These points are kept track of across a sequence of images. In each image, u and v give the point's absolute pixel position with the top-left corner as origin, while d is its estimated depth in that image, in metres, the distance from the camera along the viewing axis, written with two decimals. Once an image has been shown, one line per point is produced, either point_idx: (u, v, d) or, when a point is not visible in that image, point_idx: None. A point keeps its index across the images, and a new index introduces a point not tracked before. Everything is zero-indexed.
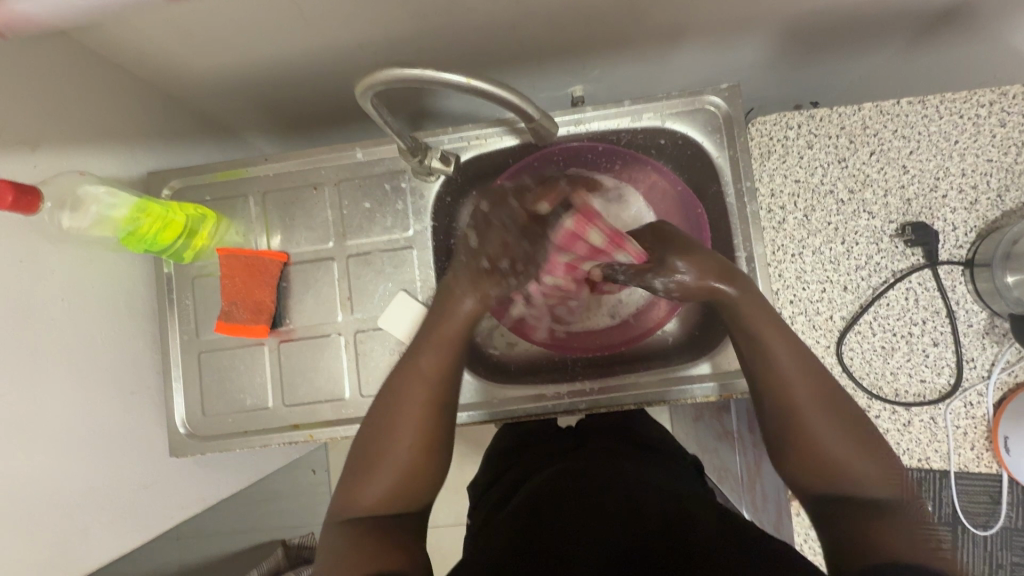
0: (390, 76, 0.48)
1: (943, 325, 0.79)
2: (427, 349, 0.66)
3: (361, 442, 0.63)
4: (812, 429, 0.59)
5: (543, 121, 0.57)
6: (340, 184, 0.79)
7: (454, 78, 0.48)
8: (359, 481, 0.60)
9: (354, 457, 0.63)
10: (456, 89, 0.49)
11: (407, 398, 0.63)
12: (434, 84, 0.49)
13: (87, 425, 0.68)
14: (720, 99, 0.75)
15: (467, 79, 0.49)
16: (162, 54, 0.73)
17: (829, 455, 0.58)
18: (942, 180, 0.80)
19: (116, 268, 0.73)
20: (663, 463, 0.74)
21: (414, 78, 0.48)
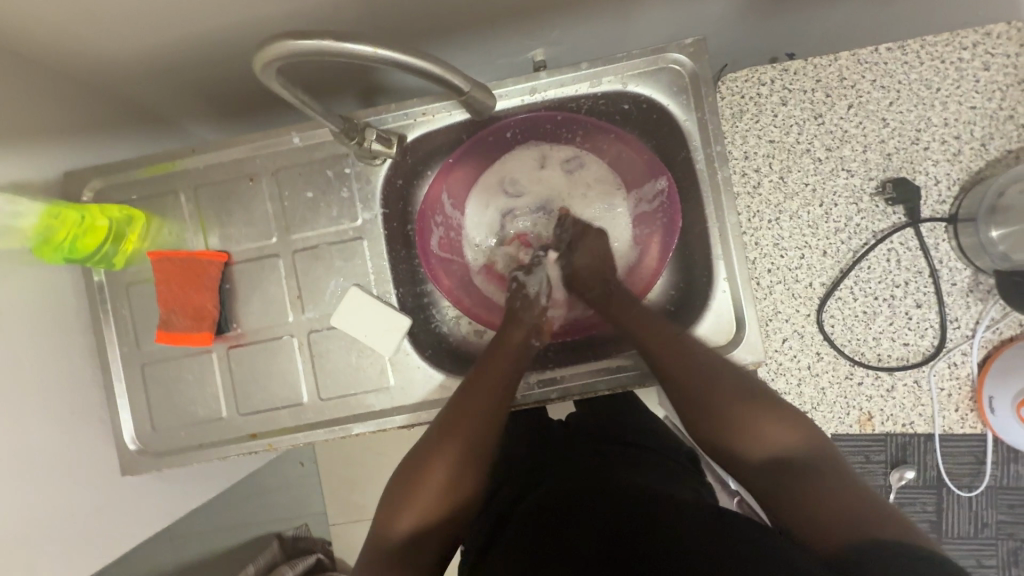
0: (285, 48, 0.41)
1: (927, 285, 0.76)
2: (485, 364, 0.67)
3: (402, 470, 0.63)
4: (717, 409, 0.61)
5: (476, 91, 0.51)
6: (278, 174, 0.72)
7: (358, 48, 0.41)
8: (397, 509, 0.61)
9: (393, 485, 0.63)
10: (364, 61, 0.42)
11: (461, 425, 0.63)
12: (338, 56, 0.42)
13: (25, 452, 0.64)
14: (685, 57, 0.69)
15: (375, 48, 0.42)
16: (65, 38, 0.65)
17: (750, 438, 0.58)
18: (923, 131, 0.75)
19: (39, 281, 0.67)
20: (645, 459, 0.70)
21: (313, 50, 0.41)
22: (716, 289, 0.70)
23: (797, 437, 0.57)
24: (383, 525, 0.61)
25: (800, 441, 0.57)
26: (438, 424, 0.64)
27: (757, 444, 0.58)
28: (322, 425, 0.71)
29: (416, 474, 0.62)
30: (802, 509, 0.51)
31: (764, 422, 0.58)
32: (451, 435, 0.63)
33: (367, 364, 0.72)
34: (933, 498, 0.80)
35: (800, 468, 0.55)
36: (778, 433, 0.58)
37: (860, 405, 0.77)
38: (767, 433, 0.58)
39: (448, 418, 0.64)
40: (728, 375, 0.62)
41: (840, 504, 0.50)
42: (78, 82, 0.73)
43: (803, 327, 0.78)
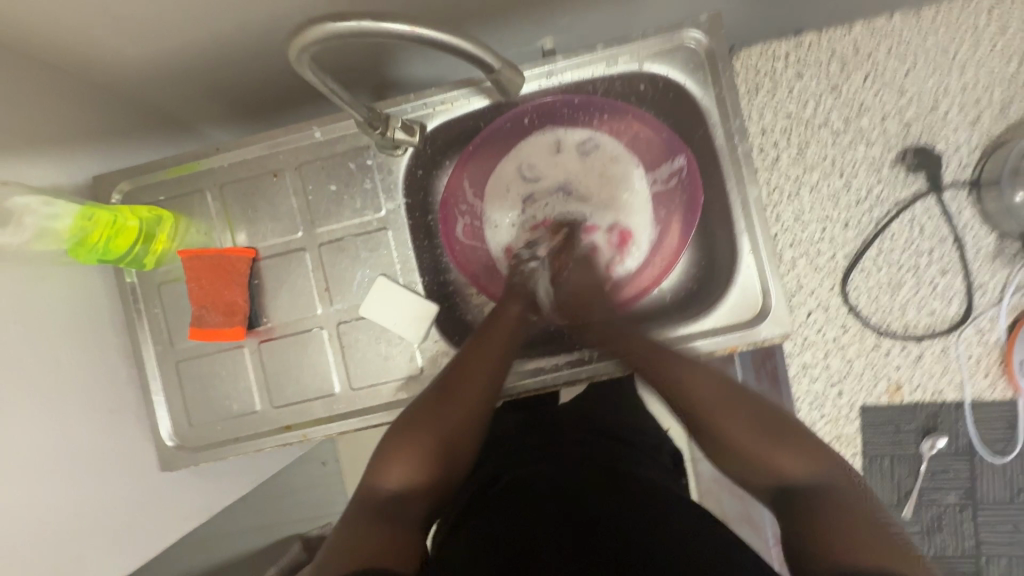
0: (323, 32, 0.42)
1: (951, 252, 0.75)
2: (484, 342, 0.69)
3: (390, 432, 0.65)
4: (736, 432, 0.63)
5: (504, 70, 0.51)
6: (301, 168, 0.73)
7: (395, 27, 0.42)
8: (386, 462, 0.62)
9: (382, 444, 0.65)
10: (401, 39, 0.43)
11: (457, 396, 0.66)
12: (375, 37, 0.43)
13: (65, 449, 0.65)
14: (700, 33, 0.69)
15: (411, 27, 0.42)
16: (91, 44, 0.67)
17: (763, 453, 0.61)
18: (942, 98, 0.75)
19: (74, 282, 0.69)
20: (625, 452, 0.71)
21: (352, 31, 0.42)
22: (741, 263, 0.70)
23: (806, 466, 0.59)
24: (371, 481, 0.61)
25: (809, 469, 0.59)
26: (436, 389, 0.67)
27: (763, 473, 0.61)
28: (354, 414, 0.72)
29: (408, 433, 0.64)
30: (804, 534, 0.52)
31: (777, 450, 0.60)
32: (450, 398, 0.66)
33: (396, 352, 0.72)
34: (965, 466, 0.78)
35: (805, 494, 0.56)
36: (793, 463, 0.59)
37: (888, 375, 0.77)
38: (783, 458, 0.59)
39: (446, 382, 0.67)
40: (745, 400, 0.64)
41: (836, 531, 0.50)
42: (102, 87, 0.74)
43: (827, 300, 0.78)
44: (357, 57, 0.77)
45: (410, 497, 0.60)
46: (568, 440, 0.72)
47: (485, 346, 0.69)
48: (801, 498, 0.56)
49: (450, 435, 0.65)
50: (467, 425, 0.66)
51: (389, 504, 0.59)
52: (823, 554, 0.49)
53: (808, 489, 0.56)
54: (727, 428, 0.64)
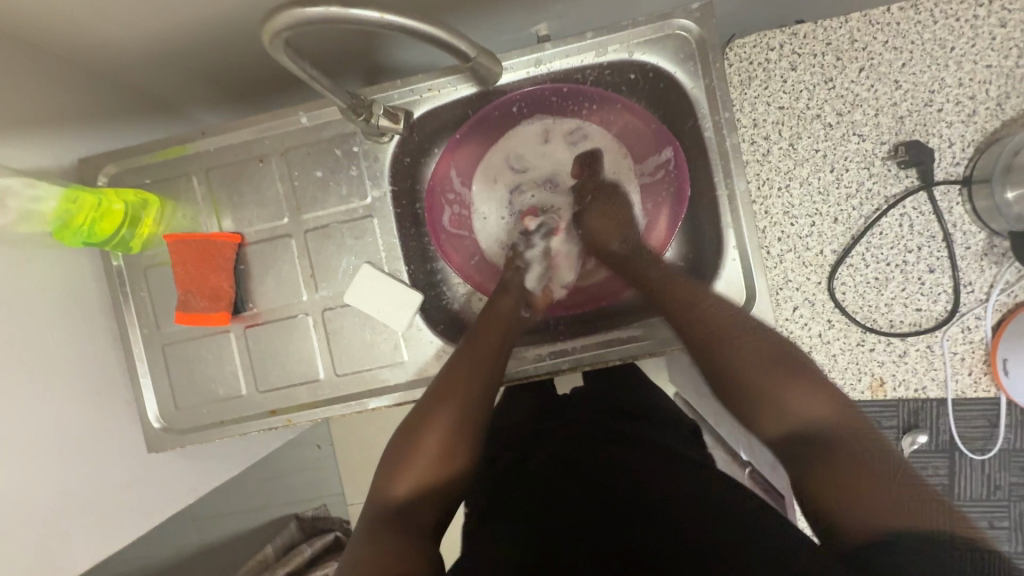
0: (293, 17, 0.41)
1: (939, 250, 0.75)
2: (478, 337, 0.70)
3: (397, 442, 0.67)
4: (756, 382, 0.65)
5: (482, 57, 0.50)
6: (287, 154, 0.73)
7: (366, 13, 0.41)
8: (395, 472, 0.64)
9: (389, 455, 0.66)
10: (372, 27, 0.42)
11: (455, 393, 0.67)
12: (346, 23, 0.42)
13: (52, 430, 0.66)
14: (692, 22, 0.68)
15: (383, 14, 0.42)
16: (74, 24, 0.66)
17: (776, 399, 0.63)
18: (937, 93, 0.74)
19: (60, 264, 0.69)
20: (648, 434, 0.76)
21: (322, 17, 0.41)
22: (726, 257, 0.69)
23: (828, 413, 0.62)
24: (383, 492, 0.64)
25: (831, 418, 0.62)
26: (427, 396, 0.67)
27: (783, 419, 0.63)
28: (338, 400, 0.73)
29: (413, 442, 0.65)
30: (839, 497, 0.56)
31: (802, 401, 0.63)
32: (444, 400, 0.66)
33: (380, 340, 0.73)
34: (945, 462, 0.80)
35: (824, 444, 0.60)
36: (810, 409, 0.63)
37: (871, 371, 0.78)
38: (807, 410, 0.62)
39: (438, 387, 0.67)
40: (750, 341, 0.66)
41: (866, 486, 0.55)
42: (87, 67, 0.74)
43: (813, 295, 0.78)
44: (345, 42, 0.76)
45: (421, 500, 0.63)
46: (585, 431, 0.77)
47: (465, 345, 0.69)
48: (828, 449, 0.59)
49: (451, 435, 0.66)
50: (466, 417, 0.67)
51: (402, 510, 0.62)
52: (848, 530, 0.54)
53: (824, 436, 0.60)
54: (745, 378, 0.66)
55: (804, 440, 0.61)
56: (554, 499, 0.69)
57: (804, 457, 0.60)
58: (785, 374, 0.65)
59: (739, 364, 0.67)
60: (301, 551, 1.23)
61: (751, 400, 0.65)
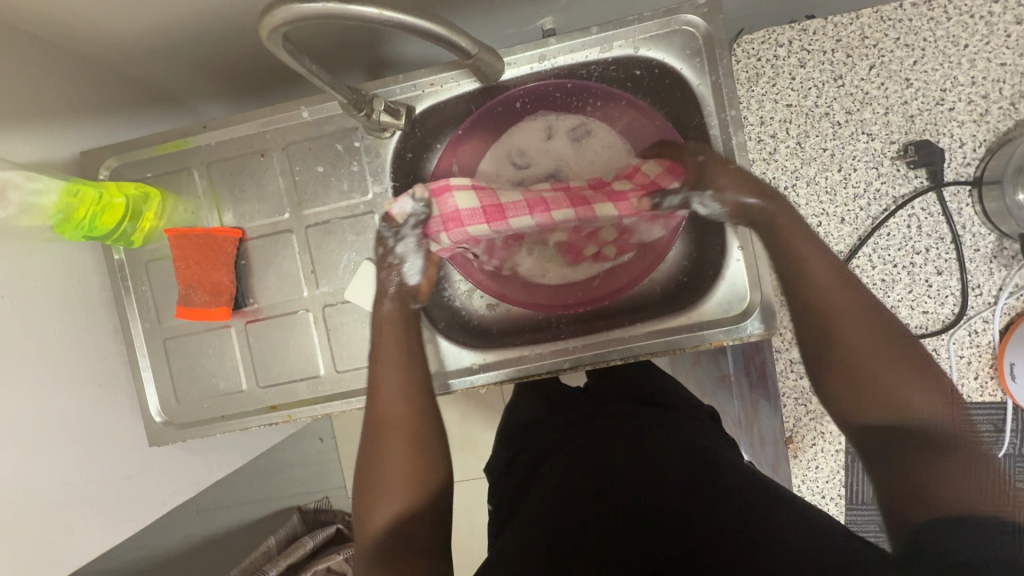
0: (289, 13, 0.40)
1: (948, 252, 0.74)
2: (381, 345, 0.69)
3: (362, 482, 0.64)
4: (860, 363, 0.54)
5: (482, 54, 0.50)
6: (288, 149, 0.72)
7: (363, 9, 0.40)
8: (369, 508, 0.61)
9: (361, 494, 0.63)
10: (370, 23, 0.42)
11: (388, 411, 0.65)
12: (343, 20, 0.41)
13: (54, 424, 0.66)
14: (699, 17, 0.67)
15: (381, 10, 0.41)
16: (75, 15, 0.65)
17: (879, 376, 0.53)
18: (949, 91, 0.72)
19: (62, 258, 0.69)
20: (670, 420, 0.69)
21: (318, 13, 0.40)
22: (730, 258, 0.69)
23: (939, 409, 0.51)
24: (369, 529, 0.61)
25: (939, 412, 0.51)
26: (370, 433, 0.65)
27: (889, 405, 0.52)
28: (337, 397, 0.73)
29: (375, 477, 0.63)
30: (914, 496, 0.48)
31: (912, 391, 0.52)
32: (385, 429, 0.65)
33: None
34: None
35: (929, 442, 0.50)
36: (925, 402, 0.51)
37: None
38: (916, 402, 0.51)
39: (377, 418, 0.66)
40: (864, 302, 0.57)
41: (952, 490, 0.47)
42: (90, 59, 0.73)
43: None
44: (348, 36, 0.75)
45: (404, 525, 0.59)
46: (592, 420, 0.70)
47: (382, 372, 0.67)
48: (928, 446, 0.49)
49: (405, 460, 0.63)
50: (406, 426, 0.65)
51: (390, 540, 0.58)
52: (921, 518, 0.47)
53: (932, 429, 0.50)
54: (853, 357, 0.54)
55: (906, 432, 0.51)
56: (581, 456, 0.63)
57: (904, 451, 0.50)
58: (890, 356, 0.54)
59: (837, 343, 0.56)
60: (302, 544, 1.23)
61: (849, 381, 0.54)
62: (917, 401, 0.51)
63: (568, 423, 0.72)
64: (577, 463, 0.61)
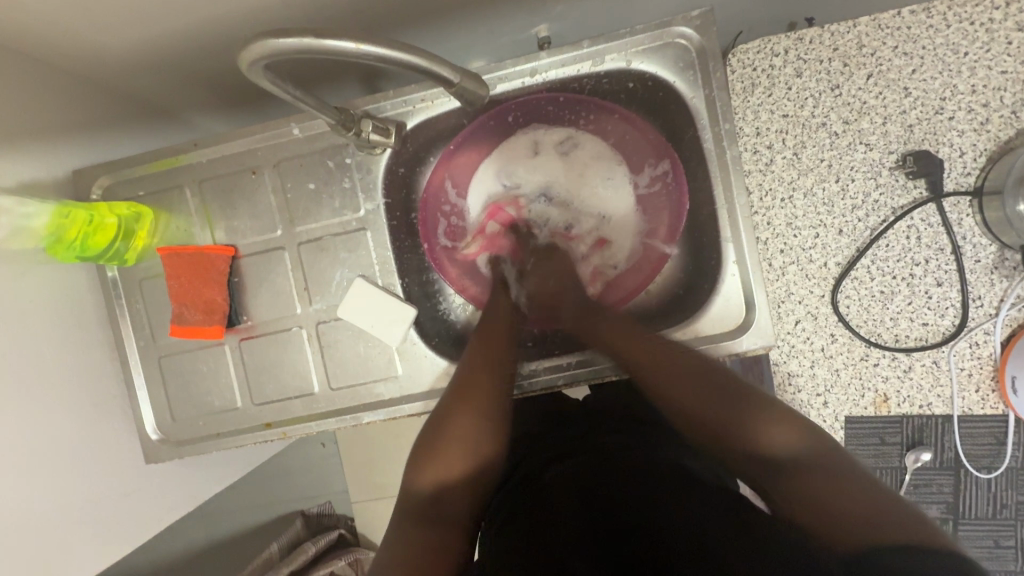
0: (267, 47, 0.41)
1: (948, 263, 0.73)
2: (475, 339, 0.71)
3: (421, 440, 0.69)
4: (719, 410, 0.62)
5: (464, 81, 0.51)
6: (280, 166, 0.72)
7: (341, 43, 0.41)
8: (418, 469, 0.67)
9: (417, 451, 0.69)
10: (347, 57, 0.42)
11: (470, 389, 0.68)
12: (320, 53, 0.42)
13: (54, 443, 0.67)
14: (691, 29, 0.66)
15: (358, 44, 0.42)
16: (65, 36, 0.65)
17: (741, 422, 0.61)
18: (948, 100, 0.71)
19: (55, 279, 0.69)
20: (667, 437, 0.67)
21: (295, 48, 0.41)
22: (725, 273, 0.68)
23: (798, 438, 0.58)
24: (409, 484, 0.67)
25: (797, 442, 0.58)
26: (446, 402, 0.68)
27: (749, 441, 0.59)
28: (332, 414, 0.73)
29: (435, 445, 0.67)
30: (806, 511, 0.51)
31: (766, 425, 0.59)
32: (466, 402, 0.68)
33: (375, 353, 0.72)
34: (949, 480, 0.77)
35: (790, 470, 0.56)
36: (783, 436, 0.58)
37: (875, 387, 0.76)
38: (770, 434, 0.59)
39: (458, 389, 0.68)
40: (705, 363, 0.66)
41: (832, 503, 0.51)
42: (85, 78, 0.73)
43: (816, 308, 0.76)
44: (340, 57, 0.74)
45: (445, 497, 0.65)
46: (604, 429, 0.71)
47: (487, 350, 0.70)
48: (795, 476, 0.55)
49: (468, 439, 0.67)
50: (479, 399, 0.68)
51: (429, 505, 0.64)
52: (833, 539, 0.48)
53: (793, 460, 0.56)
54: (713, 403, 0.63)
55: (768, 465, 0.57)
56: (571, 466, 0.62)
57: (775, 480, 0.56)
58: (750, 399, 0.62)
59: (700, 392, 0.64)
60: (304, 550, 1.23)
61: (712, 429, 0.62)
62: (773, 437, 0.58)
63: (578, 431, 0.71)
64: (574, 480, 0.60)
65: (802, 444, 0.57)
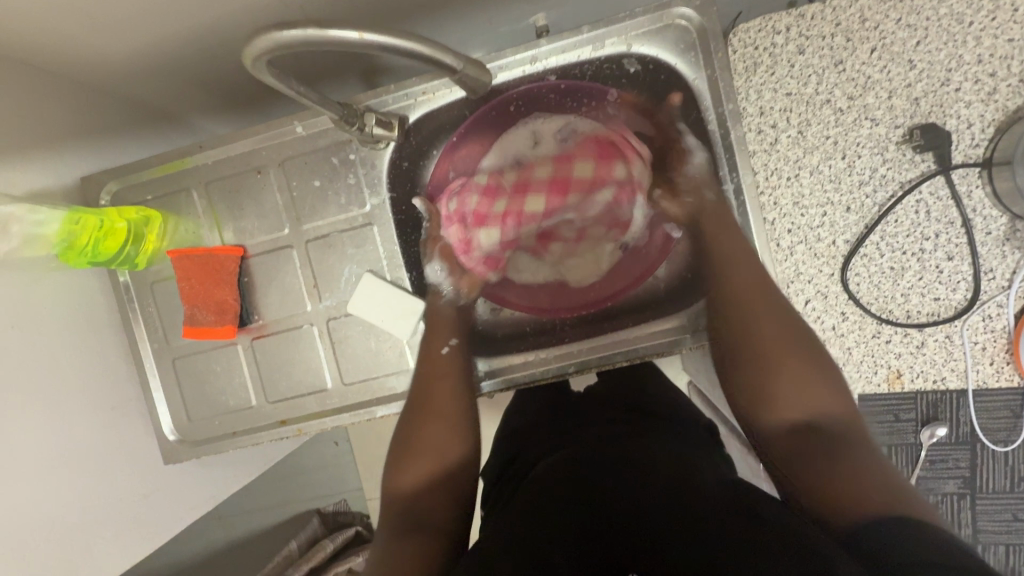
0: (269, 41, 0.41)
1: (958, 236, 0.72)
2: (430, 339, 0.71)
3: (393, 452, 0.68)
4: (771, 370, 0.62)
5: (469, 67, 0.50)
6: (284, 164, 0.72)
7: (344, 35, 0.41)
8: (397, 469, 0.67)
9: (393, 453, 0.68)
10: (351, 47, 0.42)
11: (432, 395, 0.69)
12: (323, 45, 0.42)
13: (75, 448, 0.68)
14: (691, 10, 0.65)
15: (361, 34, 0.42)
16: (66, 43, 0.66)
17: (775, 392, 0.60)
18: (954, 71, 0.70)
19: (68, 285, 0.70)
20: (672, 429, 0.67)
21: (298, 40, 0.41)
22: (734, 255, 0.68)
23: (834, 404, 0.58)
24: (389, 486, 0.66)
25: (837, 411, 0.58)
26: (408, 409, 0.70)
27: (792, 403, 0.59)
28: (346, 409, 0.74)
29: (409, 440, 0.68)
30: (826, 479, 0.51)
31: (807, 390, 0.59)
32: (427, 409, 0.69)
33: (386, 347, 0.73)
34: (966, 455, 0.77)
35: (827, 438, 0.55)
36: (823, 400, 0.59)
37: (888, 363, 0.75)
38: (812, 399, 0.59)
39: (417, 395, 0.70)
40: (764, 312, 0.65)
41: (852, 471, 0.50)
42: (89, 85, 0.74)
43: (826, 287, 0.75)
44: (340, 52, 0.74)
45: (425, 497, 0.63)
46: (598, 420, 0.69)
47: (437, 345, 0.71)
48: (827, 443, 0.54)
49: (438, 435, 0.68)
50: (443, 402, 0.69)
51: (409, 506, 0.62)
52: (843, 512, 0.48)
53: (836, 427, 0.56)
54: (769, 365, 0.62)
55: (810, 429, 0.56)
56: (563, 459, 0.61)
57: (808, 447, 0.55)
58: (797, 360, 0.62)
59: (756, 355, 0.63)
60: (323, 546, 1.24)
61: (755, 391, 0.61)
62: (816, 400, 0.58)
63: (567, 428, 0.70)
64: (569, 467, 0.58)
65: (840, 414, 0.58)
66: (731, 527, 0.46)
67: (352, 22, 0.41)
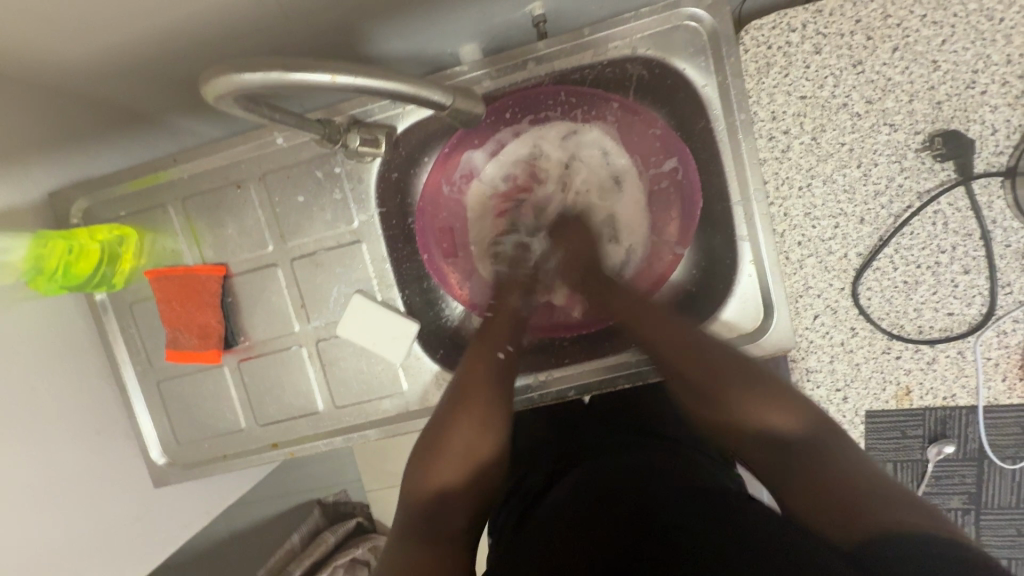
0: (231, 82, 0.39)
1: (977, 249, 0.69)
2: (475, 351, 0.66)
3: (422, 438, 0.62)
4: (731, 408, 0.57)
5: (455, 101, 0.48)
6: (265, 178, 0.68)
7: (315, 76, 0.39)
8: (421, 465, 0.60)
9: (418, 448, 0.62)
10: (325, 88, 0.40)
11: (469, 387, 0.63)
12: (291, 85, 0.40)
13: (57, 476, 0.66)
14: (702, 11, 0.60)
15: (334, 75, 0.40)
16: (25, 52, 0.60)
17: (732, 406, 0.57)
18: (980, 73, 0.66)
19: (44, 312, 0.66)
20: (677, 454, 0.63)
21: (263, 82, 0.39)
22: (742, 273, 0.64)
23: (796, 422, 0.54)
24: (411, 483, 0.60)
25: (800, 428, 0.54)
26: (450, 396, 0.63)
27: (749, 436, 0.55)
28: (338, 432, 0.71)
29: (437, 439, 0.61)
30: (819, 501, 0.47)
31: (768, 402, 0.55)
32: (462, 404, 0.62)
33: (379, 370, 0.70)
34: (973, 471, 0.75)
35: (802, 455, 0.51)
36: (780, 419, 0.55)
37: (897, 380, 0.73)
38: (773, 413, 0.55)
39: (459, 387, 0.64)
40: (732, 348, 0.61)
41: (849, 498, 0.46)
42: (55, 93, 0.68)
43: (836, 302, 0.73)
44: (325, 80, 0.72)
45: (449, 505, 0.57)
46: (603, 434, 0.68)
47: (489, 350, 0.66)
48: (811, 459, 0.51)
49: (473, 441, 0.60)
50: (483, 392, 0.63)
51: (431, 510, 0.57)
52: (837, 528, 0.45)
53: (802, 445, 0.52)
54: (707, 391, 0.59)
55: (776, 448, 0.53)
56: (578, 470, 0.60)
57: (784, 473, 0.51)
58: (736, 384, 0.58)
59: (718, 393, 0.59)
60: (324, 540, 1.22)
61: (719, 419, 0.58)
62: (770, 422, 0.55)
63: (580, 449, 0.66)
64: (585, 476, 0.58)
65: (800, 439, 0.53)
66: (666, 509, 0.49)
67: (325, 65, 0.39)
